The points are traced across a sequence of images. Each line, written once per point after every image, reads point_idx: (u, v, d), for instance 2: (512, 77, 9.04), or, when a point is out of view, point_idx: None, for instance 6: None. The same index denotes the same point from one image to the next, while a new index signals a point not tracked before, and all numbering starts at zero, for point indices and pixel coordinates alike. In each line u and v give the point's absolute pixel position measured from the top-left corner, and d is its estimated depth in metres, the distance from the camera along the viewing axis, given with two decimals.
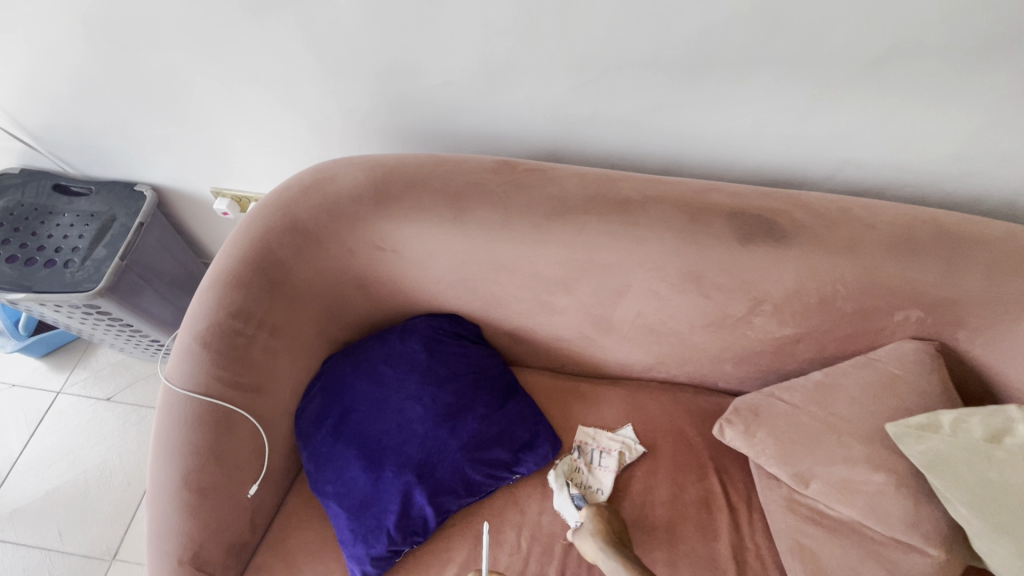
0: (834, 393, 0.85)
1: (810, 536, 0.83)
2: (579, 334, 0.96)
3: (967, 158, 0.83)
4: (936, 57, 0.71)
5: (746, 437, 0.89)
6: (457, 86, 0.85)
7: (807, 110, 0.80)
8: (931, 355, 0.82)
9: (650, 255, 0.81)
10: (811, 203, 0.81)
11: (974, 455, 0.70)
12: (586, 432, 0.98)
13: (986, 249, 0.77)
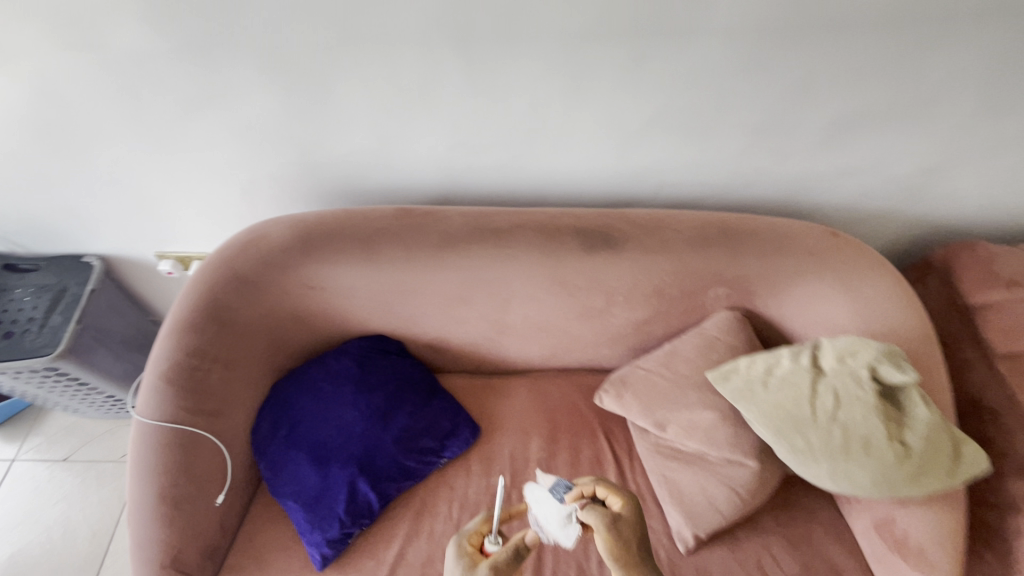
0: (676, 357, 1.12)
1: (672, 469, 1.08)
2: (485, 338, 1.19)
3: (744, 173, 1.13)
4: (697, 111, 1.00)
5: (619, 401, 1.14)
6: (358, 154, 1.08)
7: (624, 150, 1.08)
8: (739, 319, 1.11)
9: (523, 269, 1.06)
10: (637, 217, 1.09)
11: (753, 384, 0.96)
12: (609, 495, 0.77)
13: (760, 237, 1.07)
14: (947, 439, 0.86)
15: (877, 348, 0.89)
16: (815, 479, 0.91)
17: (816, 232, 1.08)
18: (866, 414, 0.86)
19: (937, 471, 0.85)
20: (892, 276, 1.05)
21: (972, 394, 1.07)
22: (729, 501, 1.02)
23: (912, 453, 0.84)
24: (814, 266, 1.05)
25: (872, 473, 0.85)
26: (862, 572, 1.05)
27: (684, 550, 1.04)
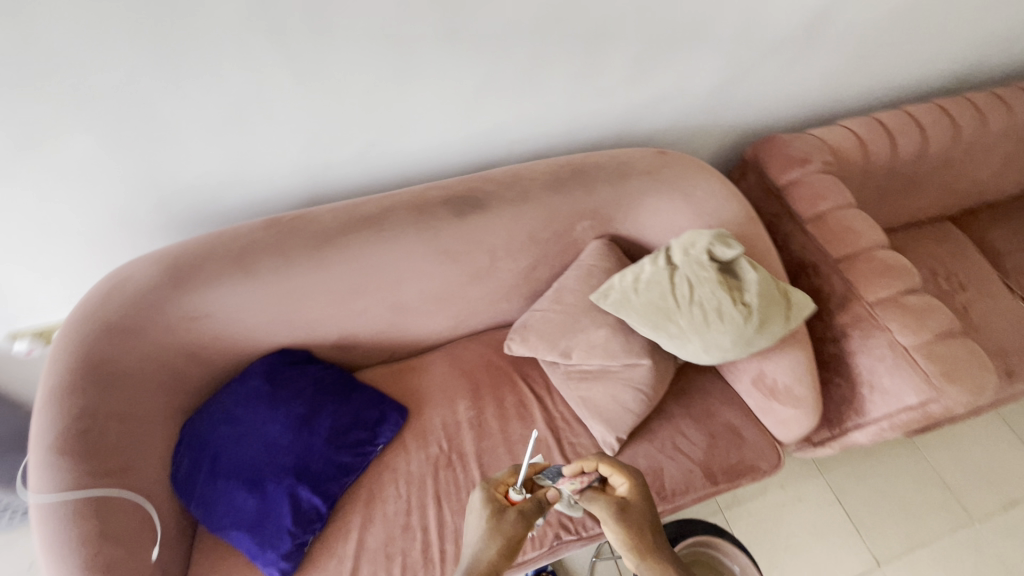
0: (564, 292, 1.24)
1: (585, 388, 1.21)
2: (389, 324, 1.23)
3: (578, 116, 1.27)
4: (520, 69, 1.11)
5: (526, 345, 1.24)
6: (208, 175, 1.06)
7: (468, 116, 1.16)
8: (607, 244, 1.25)
9: (406, 247, 1.11)
10: (495, 176, 1.19)
11: (628, 294, 1.10)
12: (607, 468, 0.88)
13: (604, 169, 1.21)
14: (777, 292, 1.06)
15: (709, 235, 1.06)
16: (694, 356, 1.08)
17: (647, 154, 1.25)
18: (713, 290, 1.03)
19: (775, 319, 1.04)
20: (714, 176, 1.25)
21: (800, 257, 1.29)
22: (637, 400, 1.17)
23: (753, 310, 1.02)
24: (653, 182, 1.21)
25: (730, 336, 1.03)
26: (753, 423, 1.25)
27: (612, 453, 1.18)
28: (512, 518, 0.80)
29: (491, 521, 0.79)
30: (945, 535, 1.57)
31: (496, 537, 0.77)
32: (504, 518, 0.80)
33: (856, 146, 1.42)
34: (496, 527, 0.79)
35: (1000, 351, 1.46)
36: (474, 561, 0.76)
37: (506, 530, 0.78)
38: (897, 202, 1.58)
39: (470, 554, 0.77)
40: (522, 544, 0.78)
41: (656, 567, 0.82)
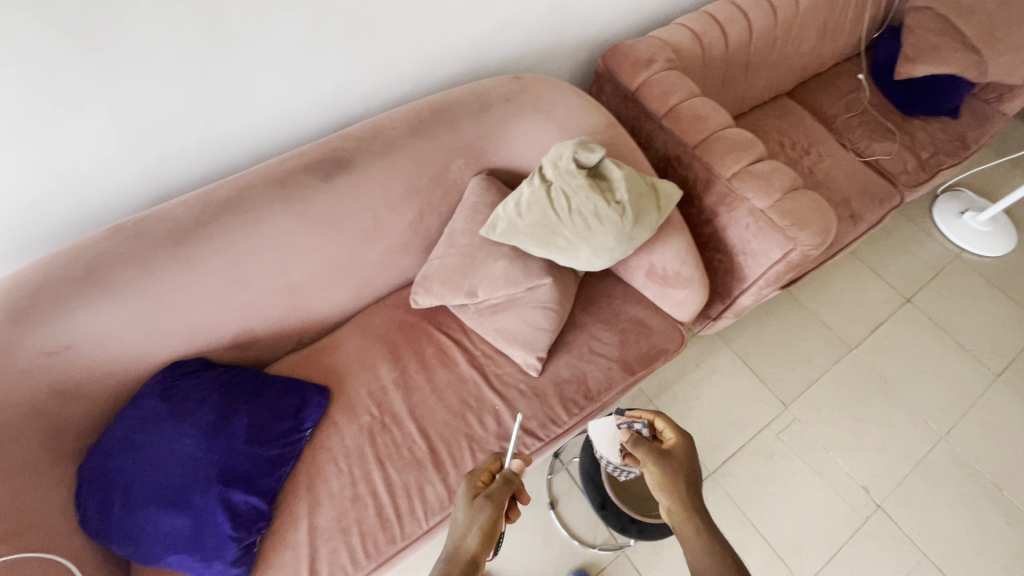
0: (455, 234, 1.25)
1: (498, 321, 1.24)
2: (285, 308, 1.18)
3: (427, 54, 1.23)
4: (353, 14, 1.05)
5: (431, 294, 1.24)
6: (22, 195, 0.93)
7: (307, 74, 1.09)
8: (485, 178, 1.26)
9: (277, 225, 1.06)
10: (355, 132, 1.14)
11: (514, 219, 1.13)
12: (662, 420, 0.98)
13: (464, 104, 1.20)
14: (644, 184, 1.13)
15: (572, 144, 1.09)
16: (587, 262, 1.14)
17: (502, 79, 1.25)
18: (588, 196, 1.07)
19: (648, 209, 1.11)
20: (570, 90, 1.28)
21: (665, 151, 1.39)
22: (548, 318, 1.23)
23: (626, 206, 1.08)
24: (514, 107, 1.23)
25: (612, 234, 1.09)
26: (655, 312, 1.36)
27: (537, 372, 1.24)
28: (480, 502, 0.84)
29: (465, 508, 0.85)
30: (831, 366, 1.83)
31: (468, 523, 0.82)
32: (479, 505, 0.84)
33: (693, 40, 1.51)
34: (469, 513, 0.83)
35: (842, 199, 1.69)
36: (454, 550, 0.80)
37: (477, 514, 0.83)
38: (739, 87, 1.72)
39: (450, 545, 0.81)
40: (494, 527, 0.82)
41: (688, 512, 0.86)
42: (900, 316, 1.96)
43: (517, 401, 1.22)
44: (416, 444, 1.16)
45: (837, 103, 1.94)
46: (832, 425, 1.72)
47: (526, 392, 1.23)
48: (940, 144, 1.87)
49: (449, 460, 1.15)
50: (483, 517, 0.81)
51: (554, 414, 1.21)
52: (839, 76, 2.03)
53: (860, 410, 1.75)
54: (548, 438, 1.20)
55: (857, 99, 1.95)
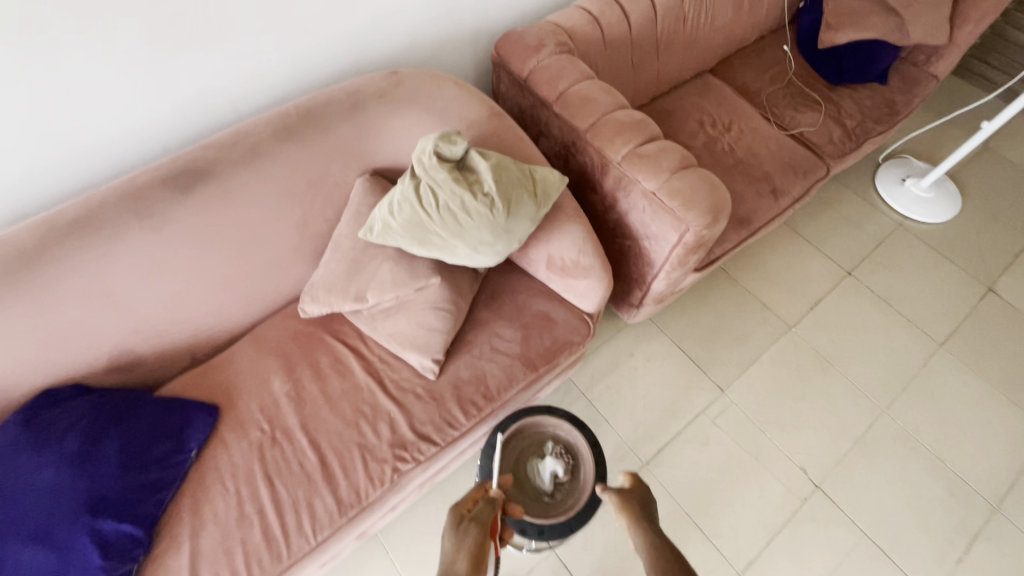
0: (340, 239, 1.21)
1: (390, 325, 1.21)
2: (164, 328, 1.15)
3: (297, 55, 1.20)
4: (198, 22, 1.01)
5: (319, 302, 1.21)
6: None
7: (159, 84, 1.05)
8: (369, 179, 1.22)
9: (135, 242, 1.04)
10: (217, 141, 1.10)
11: (387, 220, 1.09)
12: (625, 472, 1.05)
13: (335, 104, 1.16)
14: (517, 173, 1.10)
15: (434, 138, 1.06)
16: (467, 257, 1.11)
17: (377, 77, 1.21)
18: (455, 191, 1.04)
19: (522, 199, 1.09)
20: (450, 83, 1.25)
21: (562, 138, 1.36)
22: (441, 318, 1.19)
23: (495, 198, 1.05)
24: (390, 105, 1.19)
25: (486, 228, 1.06)
26: (561, 304, 1.32)
27: (434, 375, 1.20)
28: (466, 525, 0.87)
29: (454, 532, 0.87)
30: (769, 345, 1.79)
31: (460, 547, 0.84)
32: (463, 529, 0.87)
33: (589, 23, 1.47)
34: (459, 537, 0.86)
35: (764, 174, 1.65)
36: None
37: (465, 537, 0.85)
38: (653, 67, 1.68)
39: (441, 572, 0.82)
40: (483, 547, 0.84)
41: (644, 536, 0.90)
42: (840, 290, 1.92)
43: (413, 406, 1.18)
44: (307, 457, 1.12)
45: (762, 76, 1.90)
46: (770, 407, 1.68)
47: (423, 396, 1.19)
48: (868, 112, 1.83)
49: (341, 471, 1.11)
50: (470, 538, 0.84)
51: (452, 417, 1.18)
52: (765, 49, 1.98)
53: (799, 389, 1.71)
54: (446, 442, 1.16)
55: (783, 71, 1.91)
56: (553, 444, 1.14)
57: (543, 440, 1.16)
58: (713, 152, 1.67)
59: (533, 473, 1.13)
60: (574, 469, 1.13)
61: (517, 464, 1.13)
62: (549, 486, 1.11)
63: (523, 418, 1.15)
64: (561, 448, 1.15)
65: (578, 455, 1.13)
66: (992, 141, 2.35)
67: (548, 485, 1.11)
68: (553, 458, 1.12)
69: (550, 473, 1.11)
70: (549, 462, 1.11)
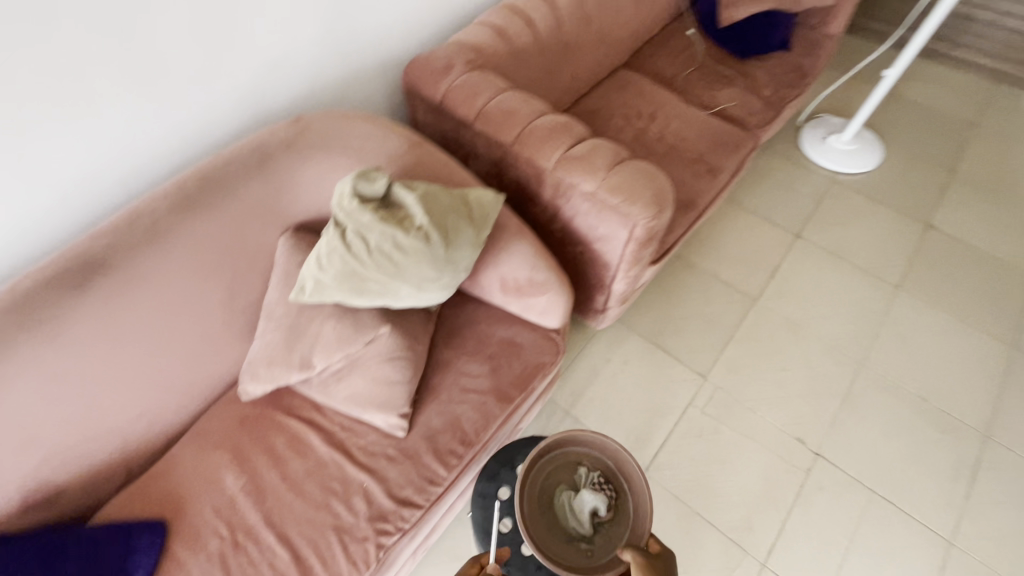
0: (273, 306, 1.10)
1: (345, 389, 1.10)
2: (82, 447, 1.00)
3: (186, 119, 1.10)
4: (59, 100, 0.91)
5: (261, 379, 1.09)
6: None
7: (24, 175, 0.93)
8: (292, 236, 1.12)
9: (28, 358, 0.90)
10: (108, 225, 0.98)
11: (318, 275, 1.00)
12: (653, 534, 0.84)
13: (238, 163, 1.06)
14: (448, 200, 1.03)
15: (351, 179, 0.98)
16: (412, 298, 1.02)
17: (279, 126, 1.13)
18: (383, 231, 0.96)
19: (458, 226, 1.02)
20: (361, 121, 1.18)
21: (490, 156, 1.30)
22: (398, 369, 1.09)
23: (429, 230, 0.98)
24: (299, 155, 1.11)
25: (425, 263, 0.98)
26: (525, 327, 1.25)
27: (403, 432, 1.10)
28: None
29: None
30: (738, 322, 1.78)
31: None
32: None
33: (494, 38, 1.44)
34: None
35: (696, 156, 1.65)
36: None
37: None
38: (566, 70, 1.66)
39: None
40: None
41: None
42: (794, 254, 1.94)
43: (386, 471, 1.07)
44: (278, 555, 0.99)
45: (674, 63, 1.92)
46: (754, 383, 1.65)
47: (395, 457, 1.09)
48: (778, 80, 1.88)
49: (319, 563, 0.99)
50: None
51: (432, 473, 1.07)
52: (670, 36, 2.01)
53: (777, 359, 1.70)
54: (430, 502, 1.06)
55: (691, 55, 1.94)
56: (589, 472, 0.98)
57: (575, 466, 0.99)
58: (644, 143, 1.66)
59: (566, 510, 0.96)
60: (618, 501, 0.96)
61: (544, 496, 0.97)
62: (587, 525, 0.95)
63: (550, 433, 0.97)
64: (599, 476, 0.98)
65: (621, 485, 0.96)
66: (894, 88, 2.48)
67: (587, 523, 0.95)
68: (590, 491, 0.95)
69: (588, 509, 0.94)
70: (587, 496, 0.95)
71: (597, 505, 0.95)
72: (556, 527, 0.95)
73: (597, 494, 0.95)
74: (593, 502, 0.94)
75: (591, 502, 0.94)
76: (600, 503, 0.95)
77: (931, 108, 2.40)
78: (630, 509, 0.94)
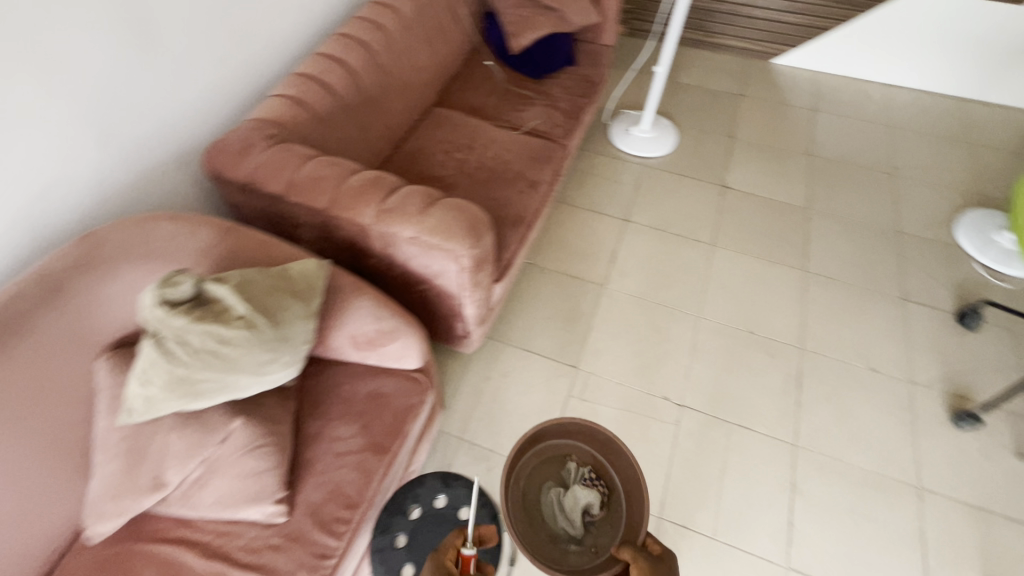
0: (105, 435, 1.03)
1: (210, 493, 1.06)
2: None
3: None
4: None
5: (108, 516, 1.01)
6: None
7: None
8: (109, 357, 1.05)
9: None
10: None
11: (145, 391, 0.96)
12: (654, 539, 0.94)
13: (22, 297, 0.98)
14: (266, 281, 1.04)
15: (155, 288, 0.96)
16: (254, 384, 1.02)
17: (66, 246, 1.05)
18: (203, 330, 0.95)
19: (284, 303, 1.03)
20: (161, 220, 1.14)
21: (313, 222, 1.33)
22: (263, 457, 1.07)
23: (252, 317, 0.99)
24: (96, 272, 1.05)
25: (257, 349, 0.99)
26: (387, 375, 1.29)
27: (284, 516, 1.08)
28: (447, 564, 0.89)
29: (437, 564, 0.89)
30: (594, 310, 1.97)
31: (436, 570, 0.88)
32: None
33: (293, 108, 1.48)
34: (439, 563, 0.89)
35: (516, 175, 1.80)
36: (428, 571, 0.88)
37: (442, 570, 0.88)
38: (377, 121, 1.73)
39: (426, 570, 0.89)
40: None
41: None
42: (627, 237, 2.19)
43: (274, 562, 1.05)
44: None
45: (480, 93, 2.08)
46: (617, 360, 1.84)
47: (281, 544, 1.07)
48: (572, 93, 2.12)
49: None
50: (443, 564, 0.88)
51: (322, 547, 1.07)
52: (472, 69, 2.17)
53: (632, 333, 1.91)
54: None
55: (494, 83, 2.12)
56: (580, 470, 1.16)
57: (565, 465, 1.17)
58: (467, 173, 1.79)
59: (558, 505, 1.14)
60: (606, 501, 1.12)
61: (535, 497, 1.15)
62: (579, 523, 1.11)
63: (545, 428, 1.10)
64: (589, 476, 1.15)
65: (609, 485, 1.13)
66: (674, 77, 2.89)
67: (578, 519, 1.11)
68: (583, 490, 1.13)
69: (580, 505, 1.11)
70: (580, 493, 1.13)
71: (587, 502, 1.12)
72: (546, 521, 1.12)
73: (587, 492, 1.12)
74: (585, 498, 1.12)
75: (582, 498, 1.12)
76: (592, 501, 1.12)
77: (705, 89, 2.83)
78: (621, 509, 1.10)
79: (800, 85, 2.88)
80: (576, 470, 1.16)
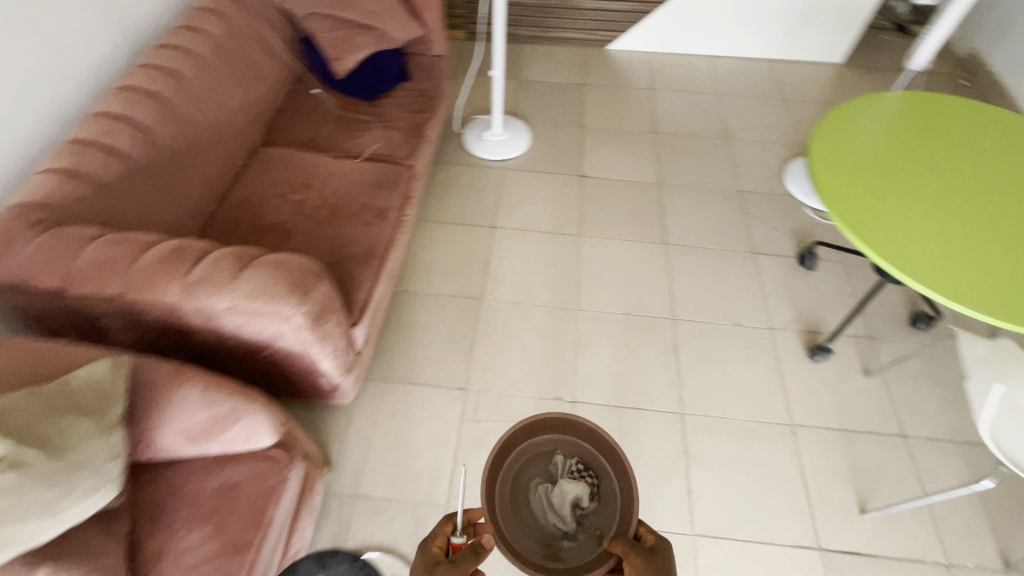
0: None
1: None
2: None
3: None
4: None
5: None
6: None
7: None
8: None
9: None
10: None
11: None
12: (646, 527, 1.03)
13: None
14: (34, 409, 0.91)
15: None
16: (44, 530, 0.87)
17: None
18: None
19: (64, 427, 0.91)
20: None
21: (114, 311, 1.16)
22: None
23: (21, 453, 0.85)
24: None
25: (37, 487, 0.85)
26: (238, 462, 1.16)
27: None
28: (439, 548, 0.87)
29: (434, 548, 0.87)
30: (475, 324, 1.93)
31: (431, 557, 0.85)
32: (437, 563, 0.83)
33: (69, 185, 1.30)
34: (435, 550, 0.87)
35: (361, 206, 1.71)
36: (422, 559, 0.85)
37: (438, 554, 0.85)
38: (189, 176, 1.56)
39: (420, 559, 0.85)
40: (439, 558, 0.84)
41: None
42: (497, 243, 2.17)
43: None
44: None
45: (311, 124, 1.96)
46: (505, 371, 1.83)
47: None
48: (409, 109, 2.06)
49: None
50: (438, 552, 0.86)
51: None
52: (299, 100, 2.04)
53: (515, 339, 1.90)
54: None
55: (325, 112, 2.01)
56: (567, 461, 1.21)
57: (552, 459, 1.22)
58: (307, 213, 1.66)
59: (546, 504, 1.17)
60: (600, 489, 1.18)
61: (522, 492, 1.18)
62: (568, 518, 1.14)
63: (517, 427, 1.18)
64: (579, 467, 1.21)
65: (599, 471, 1.19)
66: (518, 76, 2.92)
67: (569, 514, 1.15)
68: (573, 482, 1.18)
69: (570, 499, 1.16)
70: (569, 486, 1.17)
71: (586, 492, 1.17)
72: (536, 522, 1.14)
73: (581, 483, 1.18)
74: (578, 489, 1.17)
75: (574, 490, 1.17)
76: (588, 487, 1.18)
77: (550, 83, 2.90)
78: (611, 496, 1.16)
79: (637, 67, 3.04)
80: (567, 461, 1.22)
